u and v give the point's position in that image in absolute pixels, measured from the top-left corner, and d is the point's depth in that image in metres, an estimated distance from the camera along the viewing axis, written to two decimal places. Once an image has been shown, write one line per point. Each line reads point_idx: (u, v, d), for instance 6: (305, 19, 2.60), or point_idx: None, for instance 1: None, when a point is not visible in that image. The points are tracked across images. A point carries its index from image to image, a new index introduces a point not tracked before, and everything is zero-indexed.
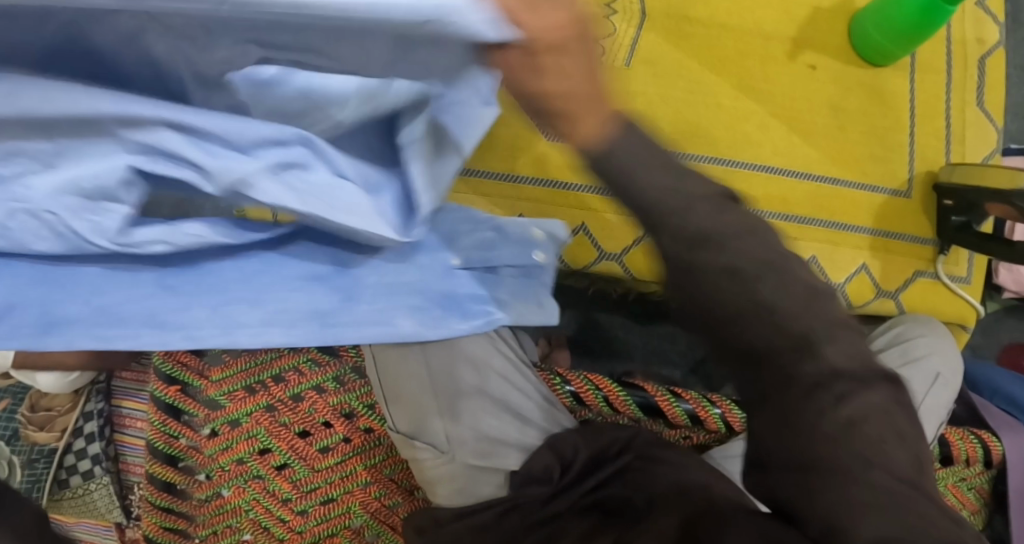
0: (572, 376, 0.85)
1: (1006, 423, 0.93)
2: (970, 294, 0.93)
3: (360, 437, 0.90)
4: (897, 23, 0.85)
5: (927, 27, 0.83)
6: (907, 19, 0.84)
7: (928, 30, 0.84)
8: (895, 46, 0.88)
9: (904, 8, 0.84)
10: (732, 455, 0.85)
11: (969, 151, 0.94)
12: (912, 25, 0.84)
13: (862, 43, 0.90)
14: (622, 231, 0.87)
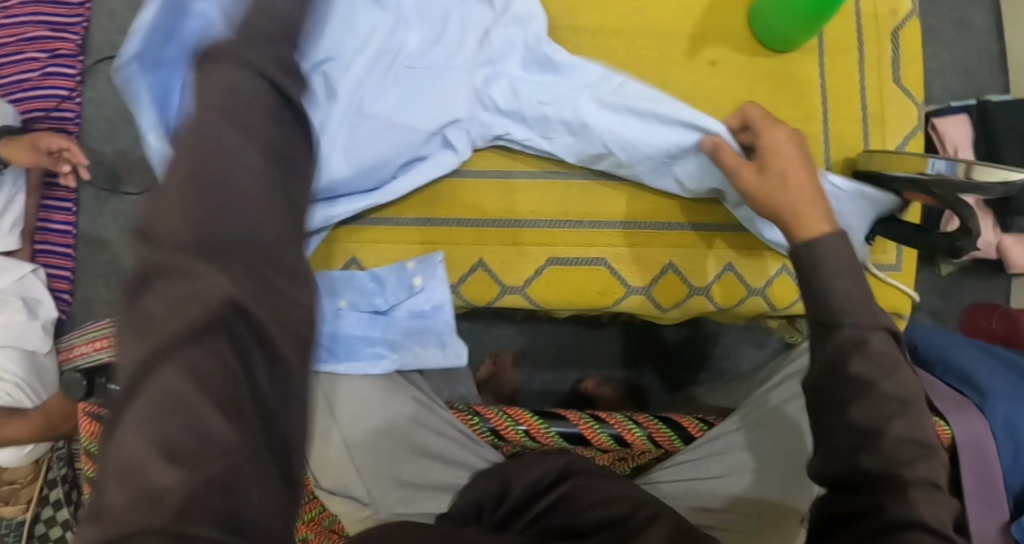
0: (489, 413, 0.82)
1: (954, 403, 0.88)
2: (901, 281, 0.88)
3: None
4: (792, 11, 0.81)
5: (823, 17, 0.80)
6: (802, 9, 0.80)
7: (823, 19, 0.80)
8: (798, 32, 0.84)
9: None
10: (672, 486, 0.82)
11: (888, 135, 0.89)
12: (809, 15, 0.80)
13: (765, 33, 0.86)
14: (524, 259, 0.79)
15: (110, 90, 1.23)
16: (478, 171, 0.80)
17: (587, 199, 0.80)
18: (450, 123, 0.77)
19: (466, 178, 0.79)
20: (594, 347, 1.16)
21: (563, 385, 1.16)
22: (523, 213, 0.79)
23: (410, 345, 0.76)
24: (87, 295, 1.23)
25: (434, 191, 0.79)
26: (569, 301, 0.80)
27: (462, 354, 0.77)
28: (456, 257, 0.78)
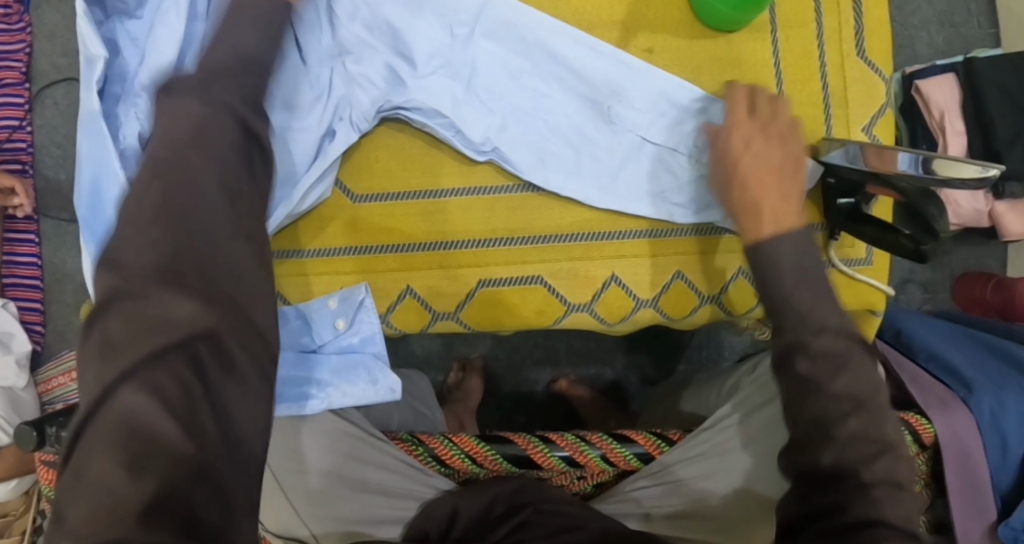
0: (432, 440, 0.79)
1: (936, 398, 0.86)
2: (875, 278, 0.81)
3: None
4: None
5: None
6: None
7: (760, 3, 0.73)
8: (739, 12, 0.75)
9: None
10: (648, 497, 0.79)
11: (853, 115, 0.80)
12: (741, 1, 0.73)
13: (705, 13, 0.77)
14: (451, 285, 0.75)
15: (59, 116, 1.22)
16: (398, 192, 0.75)
17: (517, 215, 0.76)
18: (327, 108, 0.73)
19: (382, 202, 0.75)
20: (564, 344, 1.12)
21: (536, 385, 1.12)
22: (447, 234, 0.75)
23: (338, 380, 0.73)
24: (60, 324, 1.22)
25: (322, 212, 0.75)
26: (503, 322, 0.76)
27: (393, 382, 0.73)
28: (379, 287, 0.75)
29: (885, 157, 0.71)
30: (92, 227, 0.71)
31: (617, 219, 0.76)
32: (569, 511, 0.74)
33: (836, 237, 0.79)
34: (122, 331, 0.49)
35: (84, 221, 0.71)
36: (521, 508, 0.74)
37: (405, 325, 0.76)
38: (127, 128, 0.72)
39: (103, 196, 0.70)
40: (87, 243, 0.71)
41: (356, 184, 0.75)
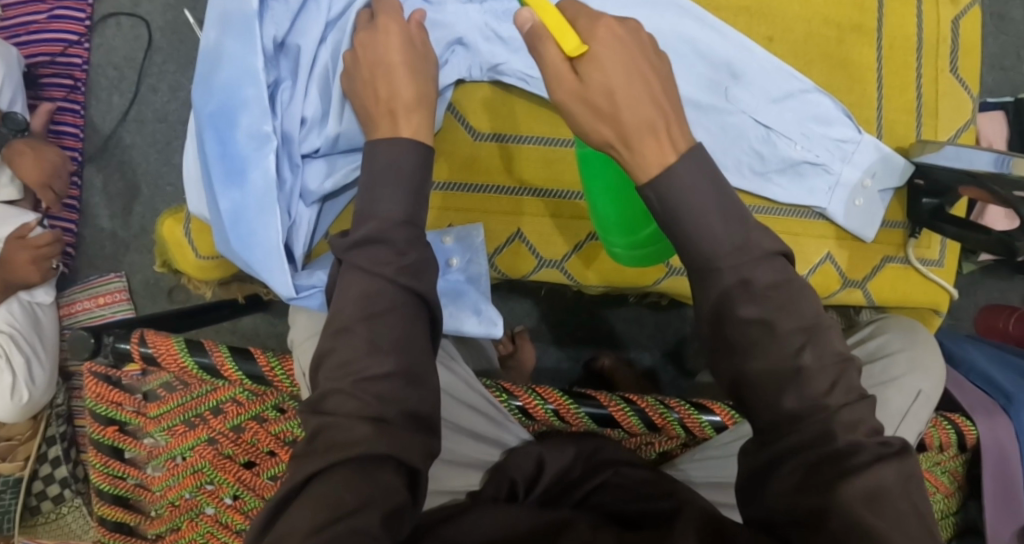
0: (519, 391, 0.81)
1: (980, 405, 0.92)
2: (942, 278, 0.85)
3: (287, 453, 0.86)
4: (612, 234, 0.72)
5: (620, 187, 0.69)
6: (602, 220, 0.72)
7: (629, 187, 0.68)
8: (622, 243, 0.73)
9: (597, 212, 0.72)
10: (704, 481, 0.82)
11: (943, 125, 0.84)
12: (618, 224, 0.71)
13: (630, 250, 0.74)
14: (561, 234, 0.77)
15: (119, 39, 1.16)
16: (522, 136, 0.77)
17: None
18: (455, 43, 0.76)
19: (507, 144, 0.77)
20: (608, 325, 1.13)
21: (575, 362, 1.13)
22: (564, 183, 0.77)
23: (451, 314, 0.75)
24: (91, 249, 1.17)
25: (443, 146, 0.77)
26: (605, 277, 0.79)
27: (500, 327, 0.76)
28: (491, 227, 0.78)
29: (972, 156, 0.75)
30: (217, 123, 0.73)
31: None
32: (651, 479, 0.77)
33: (917, 236, 0.83)
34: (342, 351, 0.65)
35: (209, 114, 0.72)
36: (603, 468, 0.77)
37: (517, 269, 0.78)
38: (265, 30, 0.74)
39: (237, 95, 0.73)
40: (209, 137, 0.73)
41: (473, 121, 0.77)
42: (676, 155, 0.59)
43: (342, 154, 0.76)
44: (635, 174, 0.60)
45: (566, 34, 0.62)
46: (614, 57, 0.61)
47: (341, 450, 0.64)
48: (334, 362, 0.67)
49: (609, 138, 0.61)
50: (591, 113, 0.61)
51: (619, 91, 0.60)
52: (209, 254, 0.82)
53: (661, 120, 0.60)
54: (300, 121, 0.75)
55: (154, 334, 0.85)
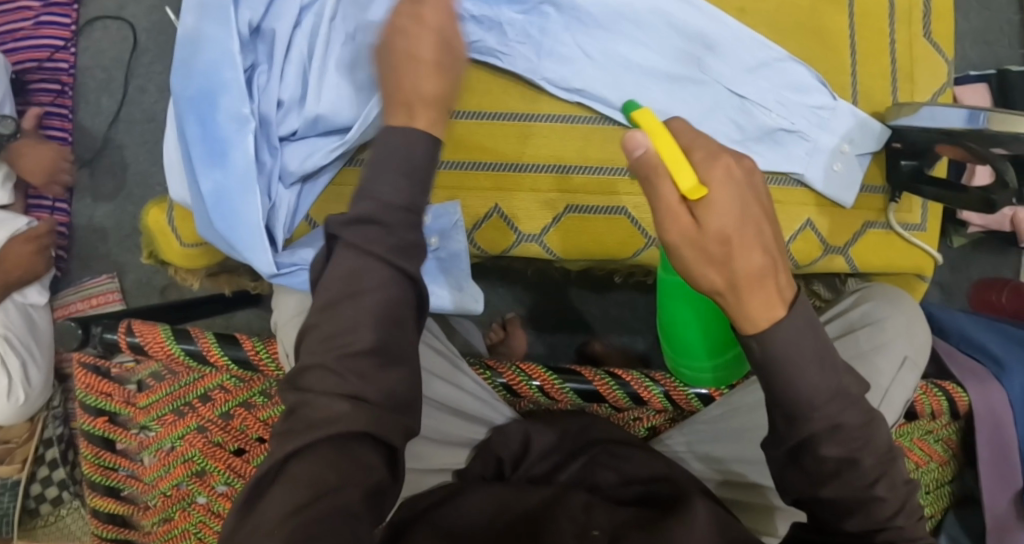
0: (502, 368, 0.81)
1: (971, 373, 0.90)
2: (926, 243, 0.85)
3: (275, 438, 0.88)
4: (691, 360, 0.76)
5: (711, 318, 0.71)
6: (682, 344, 0.75)
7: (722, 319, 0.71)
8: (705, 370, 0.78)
9: (676, 337, 0.74)
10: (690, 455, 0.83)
11: (919, 89, 0.84)
12: (702, 348, 0.75)
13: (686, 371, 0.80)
14: (539, 207, 0.76)
15: (106, 43, 1.18)
16: (497, 112, 0.77)
17: (608, 145, 0.77)
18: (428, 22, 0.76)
19: (483, 120, 0.77)
20: (600, 309, 1.13)
21: (568, 348, 1.13)
22: (542, 158, 0.77)
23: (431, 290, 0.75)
24: (84, 251, 1.18)
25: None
26: (585, 251, 0.78)
27: (479, 301, 0.76)
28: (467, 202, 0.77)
29: (947, 115, 0.76)
30: (198, 106, 0.73)
31: None
32: (643, 458, 0.77)
33: (897, 200, 0.83)
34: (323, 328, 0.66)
35: (189, 98, 0.73)
36: (591, 447, 0.77)
37: (497, 244, 0.77)
38: (240, 15, 0.73)
39: (217, 78, 0.73)
40: (190, 120, 0.73)
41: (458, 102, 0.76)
42: (785, 307, 0.54)
43: (320, 135, 0.76)
44: (739, 322, 0.55)
45: (683, 171, 0.52)
46: (736, 197, 0.53)
47: (323, 428, 0.64)
48: (315, 338, 0.66)
49: (715, 285, 0.54)
50: (701, 256, 0.53)
51: (737, 235, 0.53)
52: (193, 241, 0.83)
53: (773, 267, 0.54)
54: (276, 103, 0.75)
55: (141, 323, 0.86)
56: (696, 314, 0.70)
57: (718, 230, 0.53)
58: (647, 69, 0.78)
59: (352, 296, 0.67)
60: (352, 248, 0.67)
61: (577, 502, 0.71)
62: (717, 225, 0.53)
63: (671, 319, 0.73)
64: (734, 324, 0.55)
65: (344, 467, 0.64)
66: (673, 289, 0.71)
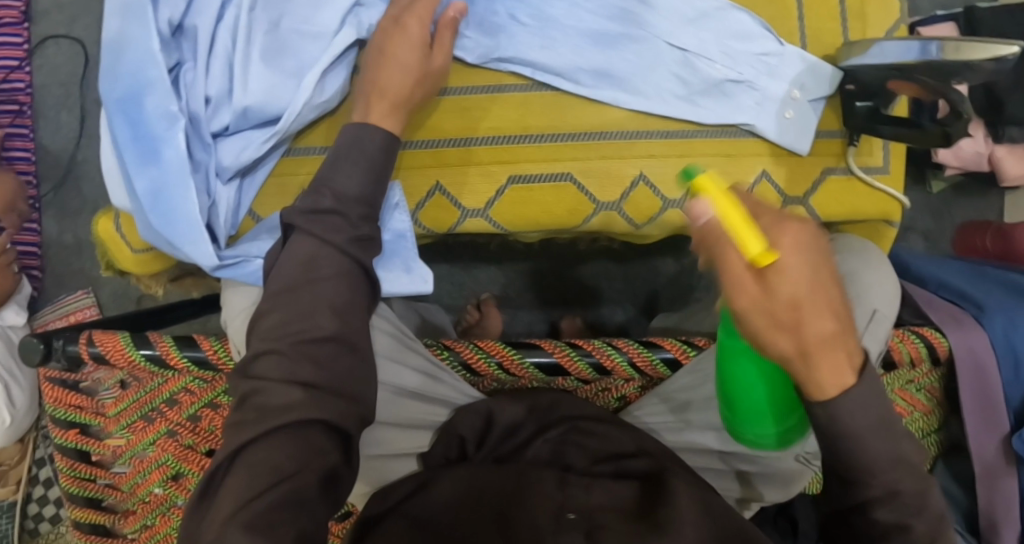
0: (459, 347, 0.80)
1: (951, 316, 0.88)
2: (891, 186, 0.82)
3: None
4: (753, 427, 0.63)
5: (775, 377, 0.60)
6: (743, 415, 0.62)
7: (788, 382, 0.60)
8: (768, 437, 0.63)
9: (736, 404, 0.62)
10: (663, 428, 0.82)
11: (871, 27, 0.80)
12: (768, 415, 0.62)
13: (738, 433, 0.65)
14: (481, 181, 0.75)
15: (60, 58, 1.17)
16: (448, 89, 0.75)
17: (549, 113, 0.75)
18: (352, 6, 0.75)
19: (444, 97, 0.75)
20: (577, 283, 1.11)
21: (547, 325, 1.12)
22: (481, 130, 0.75)
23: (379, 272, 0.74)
24: (58, 269, 1.18)
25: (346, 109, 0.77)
26: (532, 222, 0.77)
27: (430, 281, 0.75)
28: (410, 182, 0.76)
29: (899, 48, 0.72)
30: (126, 108, 0.72)
31: (644, 120, 0.76)
32: (615, 432, 0.75)
33: (856, 144, 0.80)
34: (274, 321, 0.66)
35: (116, 100, 0.72)
36: (560, 424, 0.75)
37: (442, 223, 0.76)
38: (159, 14, 0.73)
39: (141, 77, 0.72)
40: (119, 122, 0.72)
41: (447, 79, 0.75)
42: (853, 373, 0.54)
43: (253, 127, 0.75)
44: (809, 389, 0.55)
45: (750, 235, 0.50)
46: (808, 266, 0.50)
47: (277, 417, 0.63)
48: (273, 323, 0.66)
49: (786, 351, 0.52)
50: (771, 323, 0.51)
51: (808, 302, 0.51)
52: (142, 247, 0.82)
53: (844, 333, 0.53)
54: (204, 100, 0.74)
55: (101, 333, 0.83)
56: (759, 369, 0.60)
57: (790, 296, 0.50)
58: (582, 31, 0.76)
59: (312, 281, 0.66)
60: (311, 236, 0.67)
61: (553, 476, 0.70)
62: (788, 292, 0.50)
63: (733, 386, 0.61)
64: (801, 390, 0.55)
65: (300, 453, 0.62)
66: (731, 349, 0.61)
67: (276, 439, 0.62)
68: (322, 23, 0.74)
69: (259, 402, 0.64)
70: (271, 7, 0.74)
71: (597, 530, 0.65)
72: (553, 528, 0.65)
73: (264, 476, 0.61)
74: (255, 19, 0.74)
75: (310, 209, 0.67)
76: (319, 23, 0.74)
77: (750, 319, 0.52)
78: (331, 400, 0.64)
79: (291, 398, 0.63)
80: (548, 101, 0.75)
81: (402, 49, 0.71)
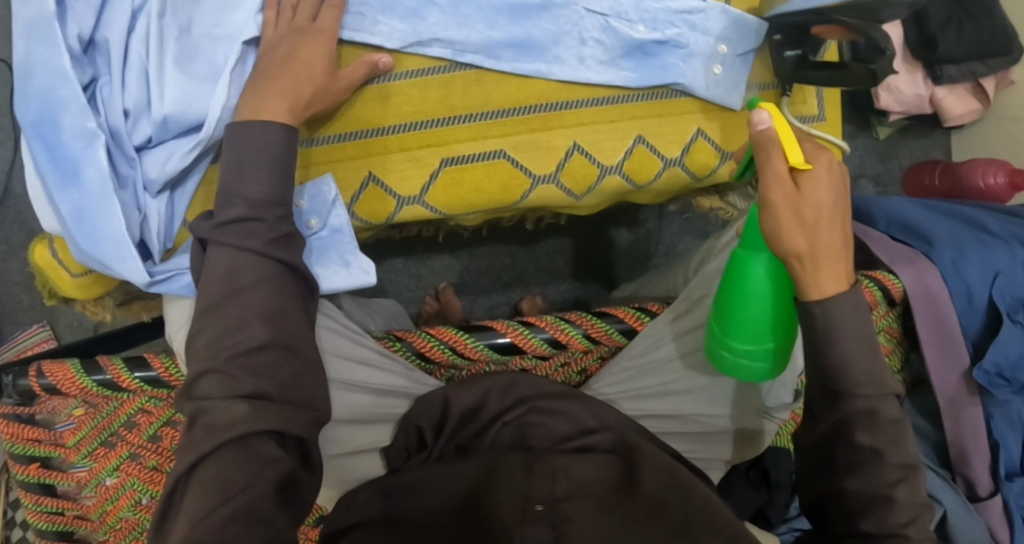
0: (410, 336, 0.79)
1: (903, 255, 0.88)
2: (828, 132, 0.82)
3: None
4: (752, 343, 0.65)
5: (779, 289, 0.63)
6: (739, 324, 0.64)
7: (790, 296, 0.64)
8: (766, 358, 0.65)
9: (735, 312, 0.65)
10: (623, 396, 0.81)
11: None
12: (768, 329, 0.64)
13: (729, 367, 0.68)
14: (412, 166, 0.74)
15: None
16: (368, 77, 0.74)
17: (473, 90, 0.74)
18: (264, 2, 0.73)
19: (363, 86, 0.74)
20: (534, 263, 1.12)
21: (508, 306, 1.12)
22: (408, 115, 0.74)
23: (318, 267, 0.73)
24: (9, 305, 1.16)
25: None
26: (469, 203, 0.76)
27: (373, 270, 0.74)
28: (342, 174, 0.74)
29: None
30: (41, 131, 0.71)
31: (572, 89, 0.76)
32: (573, 406, 0.75)
33: (789, 93, 0.80)
34: (215, 340, 0.64)
35: (30, 123, 0.70)
36: (519, 407, 0.75)
37: (380, 213, 0.76)
38: (67, 30, 0.71)
39: (53, 97, 0.70)
40: (37, 147, 0.71)
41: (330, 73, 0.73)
42: (848, 286, 0.60)
43: (176, 136, 0.74)
44: (807, 289, 0.59)
45: (794, 147, 0.58)
46: (834, 182, 0.58)
47: (221, 434, 0.62)
48: (204, 342, 0.64)
49: (798, 250, 0.58)
50: (794, 220, 0.57)
51: (828, 214, 0.58)
52: (81, 270, 0.80)
53: (846, 257, 0.59)
54: (122, 113, 0.73)
55: (50, 363, 0.81)
56: (766, 278, 0.63)
57: (814, 203, 0.57)
58: (498, 4, 0.74)
59: (263, 292, 0.65)
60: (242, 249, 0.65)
61: (519, 465, 0.69)
62: (814, 197, 0.57)
63: (739, 300, 0.64)
64: (800, 291, 0.60)
65: (248, 466, 0.61)
66: (745, 256, 0.63)
67: (228, 453, 0.61)
68: (235, 24, 0.73)
69: (206, 421, 0.63)
70: (181, 12, 0.73)
71: (563, 521, 0.65)
72: (519, 519, 0.65)
73: (219, 492, 0.60)
74: (165, 25, 0.72)
75: (219, 221, 0.65)
76: (232, 24, 0.73)
77: (772, 215, 0.58)
78: (278, 410, 0.63)
79: (236, 415, 0.62)
80: (471, 81, 0.74)
81: (309, 53, 0.69)
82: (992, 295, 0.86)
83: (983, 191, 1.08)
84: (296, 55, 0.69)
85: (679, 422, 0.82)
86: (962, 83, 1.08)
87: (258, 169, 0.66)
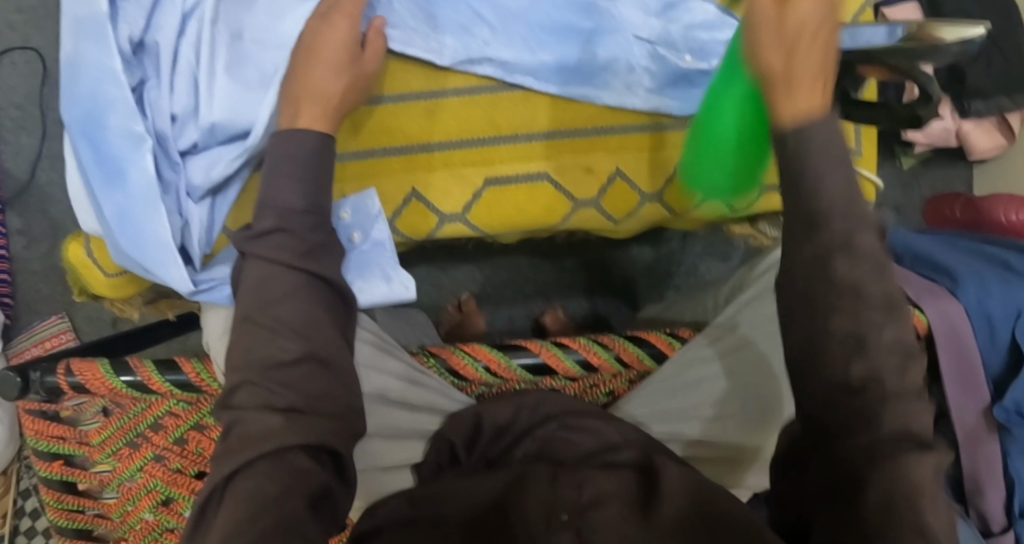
0: (445, 352, 0.81)
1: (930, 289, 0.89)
2: (865, 168, 0.84)
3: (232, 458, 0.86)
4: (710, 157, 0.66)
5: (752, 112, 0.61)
6: (710, 140, 0.66)
7: (762, 114, 0.61)
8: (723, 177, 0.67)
9: (708, 134, 0.66)
10: (650, 416, 0.81)
11: None
12: (733, 140, 0.64)
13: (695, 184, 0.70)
14: (457, 184, 0.75)
15: (16, 79, 1.14)
16: (416, 92, 0.74)
17: (520, 112, 0.75)
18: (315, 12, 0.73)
19: (410, 102, 0.74)
20: (555, 276, 1.12)
21: (528, 317, 1.13)
22: (454, 135, 0.74)
23: (360, 284, 0.73)
24: (30, 295, 1.16)
25: None
26: (510, 223, 0.77)
27: (414, 289, 0.75)
28: (386, 190, 0.75)
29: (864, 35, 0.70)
30: (87, 129, 0.71)
31: (618, 114, 0.76)
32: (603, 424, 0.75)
33: None
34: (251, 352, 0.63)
35: (77, 121, 0.71)
36: (548, 423, 0.74)
37: (421, 230, 0.76)
38: (119, 32, 0.71)
39: (101, 98, 0.70)
40: (82, 147, 0.71)
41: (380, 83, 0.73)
42: (824, 106, 0.53)
43: (221, 143, 0.74)
44: (775, 99, 0.54)
45: None
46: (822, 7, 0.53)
47: (255, 446, 0.60)
48: (238, 353, 0.63)
49: (770, 68, 0.54)
50: (772, 28, 0.54)
51: (812, 35, 0.53)
52: (116, 270, 0.80)
53: (825, 76, 0.53)
54: (170, 118, 0.73)
55: (79, 361, 0.80)
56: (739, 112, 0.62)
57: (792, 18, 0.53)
58: (549, 28, 0.75)
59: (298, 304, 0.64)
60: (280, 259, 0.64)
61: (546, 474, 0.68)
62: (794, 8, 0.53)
63: (709, 114, 0.65)
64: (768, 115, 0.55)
65: (283, 479, 0.59)
66: (721, 87, 0.63)
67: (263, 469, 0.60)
68: (284, 32, 0.72)
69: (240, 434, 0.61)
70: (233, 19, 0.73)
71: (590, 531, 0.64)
72: (545, 529, 0.65)
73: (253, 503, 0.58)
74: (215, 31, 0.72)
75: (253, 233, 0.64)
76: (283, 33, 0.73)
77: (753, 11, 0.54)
78: (313, 424, 0.62)
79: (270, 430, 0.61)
80: (519, 102, 0.75)
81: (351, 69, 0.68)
82: (1015, 333, 0.87)
83: (1004, 226, 1.08)
84: (342, 70, 0.68)
85: (700, 444, 0.81)
86: (988, 118, 1.10)
87: (294, 178, 0.65)
